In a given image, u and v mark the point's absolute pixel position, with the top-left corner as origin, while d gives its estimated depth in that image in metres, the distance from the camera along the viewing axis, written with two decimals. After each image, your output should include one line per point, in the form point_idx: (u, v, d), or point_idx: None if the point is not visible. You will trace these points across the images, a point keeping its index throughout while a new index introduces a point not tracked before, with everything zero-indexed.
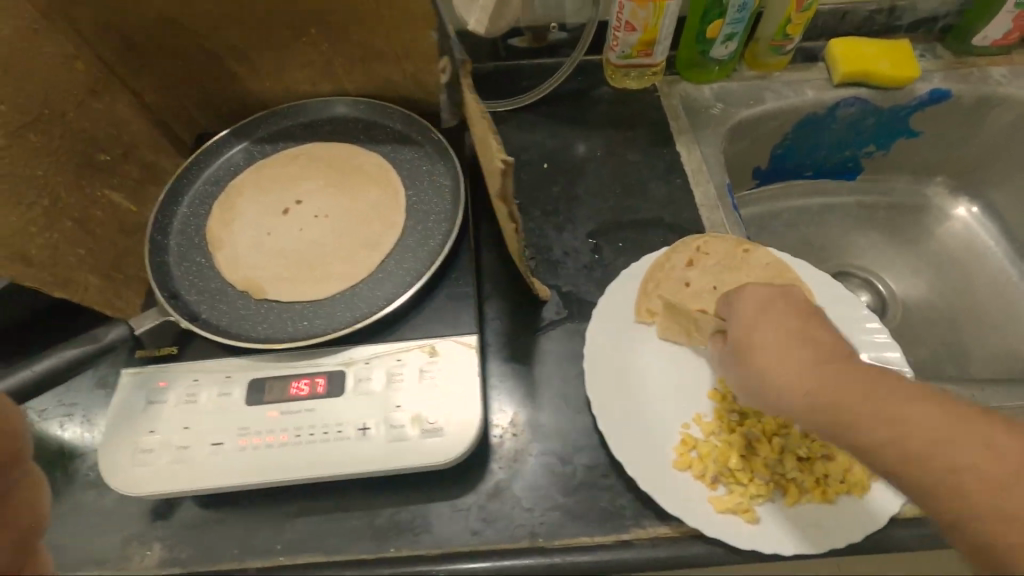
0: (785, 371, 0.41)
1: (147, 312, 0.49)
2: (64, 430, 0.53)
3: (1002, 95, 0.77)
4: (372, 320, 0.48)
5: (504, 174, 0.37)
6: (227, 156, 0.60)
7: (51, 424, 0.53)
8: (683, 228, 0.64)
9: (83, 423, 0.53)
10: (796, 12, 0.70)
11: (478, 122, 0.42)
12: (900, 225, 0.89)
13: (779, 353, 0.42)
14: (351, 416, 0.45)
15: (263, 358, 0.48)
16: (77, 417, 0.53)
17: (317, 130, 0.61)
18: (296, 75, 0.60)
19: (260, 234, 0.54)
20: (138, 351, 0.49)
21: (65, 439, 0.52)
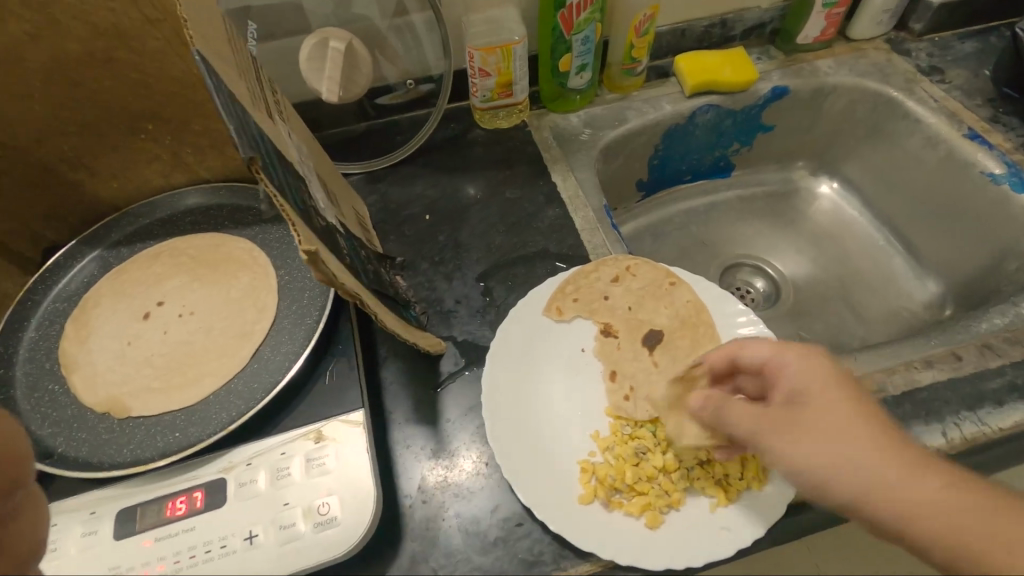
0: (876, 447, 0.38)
1: None
2: None
3: (832, 84, 0.85)
4: (248, 417, 0.45)
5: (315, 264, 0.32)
6: (79, 268, 0.56)
7: None
8: (568, 255, 0.66)
9: None
10: (636, 37, 0.75)
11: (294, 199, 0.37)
12: (780, 212, 0.95)
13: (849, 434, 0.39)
14: (235, 526, 0.41)
15: (133, 481, 0.44)
16: None
17: (178, 223, 0.59)
18: (144, 171, 0.57)
19: (120, 344, 0.50)
20: None
21: None
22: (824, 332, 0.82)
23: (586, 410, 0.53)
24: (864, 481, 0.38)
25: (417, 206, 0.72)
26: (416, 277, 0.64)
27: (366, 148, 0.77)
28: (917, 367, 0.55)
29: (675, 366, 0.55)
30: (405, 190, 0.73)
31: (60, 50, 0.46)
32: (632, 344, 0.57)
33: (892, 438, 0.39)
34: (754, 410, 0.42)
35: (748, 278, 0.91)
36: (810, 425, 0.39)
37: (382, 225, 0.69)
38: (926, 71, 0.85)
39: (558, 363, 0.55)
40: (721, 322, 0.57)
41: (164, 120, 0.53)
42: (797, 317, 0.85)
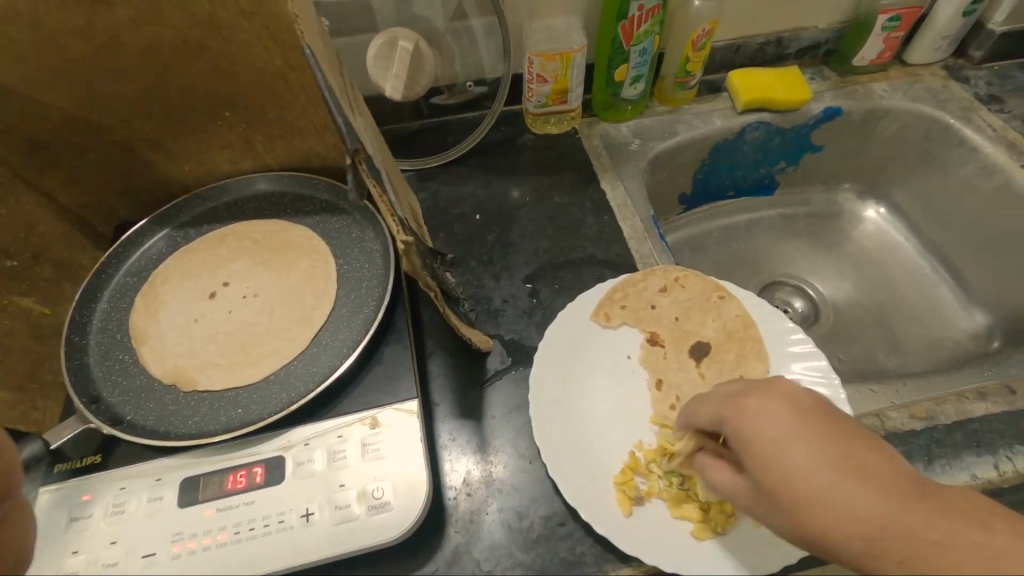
0: (804, 475, 0.35)
1: (67, 421, 0.47)
2: None
3: (886, 107, 0.84)
4: (308, 399, 0.47)
5: None
6: (149, 245, 0.59)
7: None
8: (615, 263, 0.66)
9: None
10: (693, 51, 0.76)
11: None
12: (822, 233, 0.95)
13: (788, 463, 0.36)
14: (293, 503, 0.43)
15: (197, 452, 0.45)
16: None
17: (243, 209, 0.61)
18: (216, 156, 0.60)
19: (186, 320, 0.52)
20: (58, 466, 0.46)
21: None
22: (863, 355, 0.81)
23: (631, 416, 0.53)
24: (821, 491, 0.35)
25: (467, 205, 0.73)
26: (465, 274, 0.65)
27: (419, 146, 0.79)
28: (969, 398, 0.54)
29: (721, 379, 0.55)
30: (455, 189, 0.75)
31: (154, 41, 0.48)
32: (679, 354, 0.57)
33: (822, 451, 0.35)
34: (747, 452, 0.38)
35: (787, 297, 0.90)
36: (778, 463, 0.36)
37: (433, 221, 0.71)
38: (984, 100, 0.84)
39: (604, 368, 0.56)
40: (769, 338, 0.57)
41: (240, 109, 0.56)
42: (836, 340, 0.84)
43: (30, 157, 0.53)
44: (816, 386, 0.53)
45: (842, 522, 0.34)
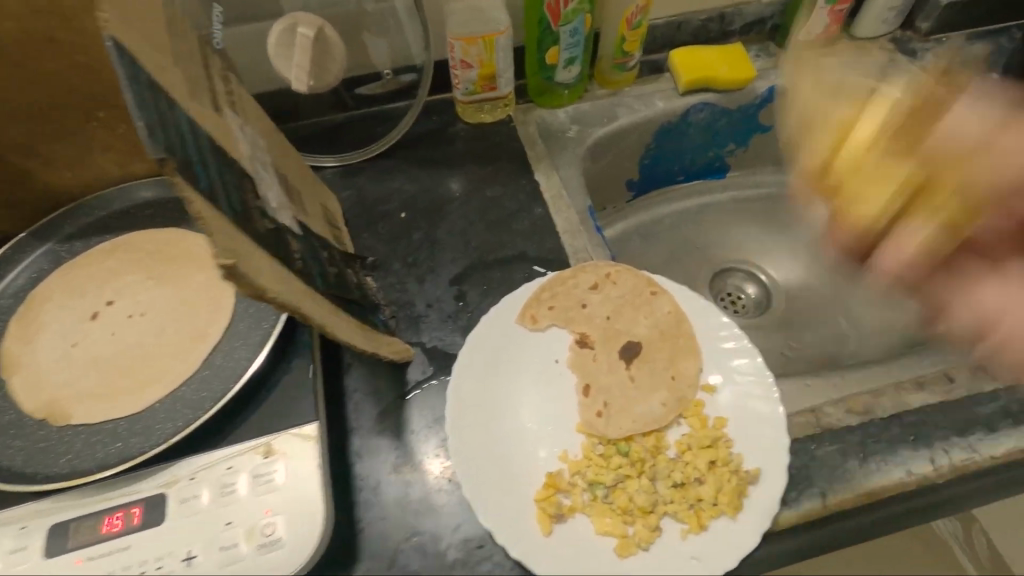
0: None
1: None
2: None
3: (833, 83, 0.81)
4: (192, 429, 0.43)
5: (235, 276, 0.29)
6: (28, 262, 0.53)
7: None
8: (548, 259, 0.63)
9: None
10: (628, 29, 0.72)
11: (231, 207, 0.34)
12: (774, 217, 0.92)
13: None
14: (173, 546, 0.39)
15: (70, 493, 0.41)
16: None
17: (135, 216, 0.56)
18: (101, 160, 0.54)
19: (65, 345, 0.48)
20: None
21: None
22: (813, 342, 0.80)
23: (557, 425, 0.50)
24: None
25: (393, 202, 0.68)
26: (388, 278, 0.61)
27: (343, 139, 0.74)
28: (908, 388, 0.52)
29: (653, 381, 0.52)
30: (381, 185, 0.70)
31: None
32: (610, 356, 0.54)
33: None
34: None
35: (740, 283, 0.89)
36: None
37: (355, 221, 0.66)
38: (931, 73, 0.81)
39: (529, 374, 0.53)
40: (703, 335, 0.54)
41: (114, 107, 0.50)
42: (787, 326, 0.83)
43: None
44: (748, 384, 0.51)
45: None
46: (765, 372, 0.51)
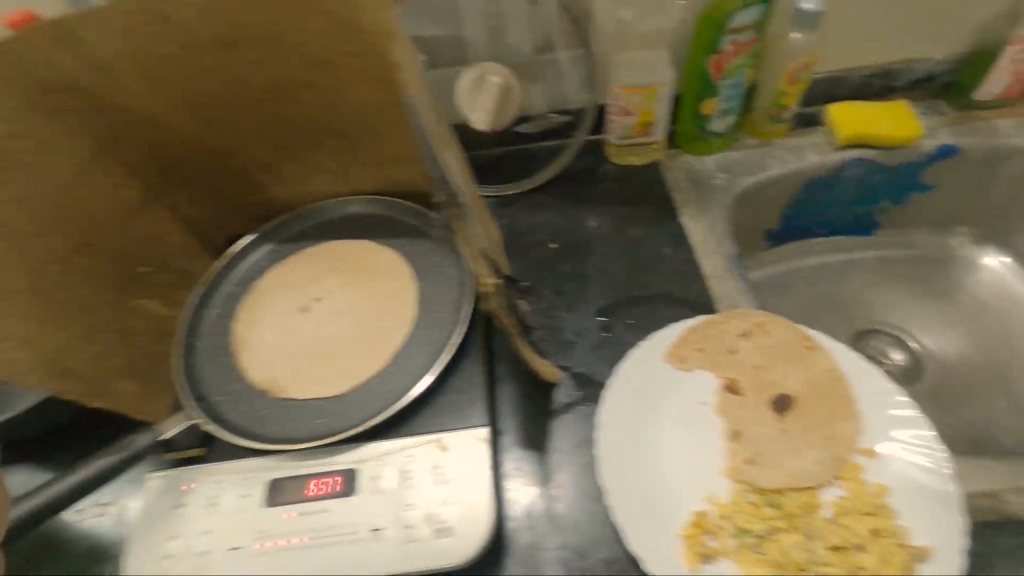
0: None
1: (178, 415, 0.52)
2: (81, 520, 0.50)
3: (1012, 146, 0.77)
4: (383, 417, 0.49)
5: None
6: (254, 259, 0.64)
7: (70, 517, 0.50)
8: (693, 301, 0.64)
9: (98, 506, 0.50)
10: (788, 84, 0.72)
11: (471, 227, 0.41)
12: (926, 280, 0.87)
13: None
14: (364, 517, 0.45)
15: (282, 456, 0.49)
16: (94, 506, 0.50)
17: (337, 228, 0.66)
18: (316, 180, 0.65)
19: (281, 330, 0.57)
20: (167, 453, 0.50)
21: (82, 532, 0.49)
22: (975, 422, 0.73)
23: (703, 466, 0.51)
24: None
25: (544, 234, 0.74)
26: (538, 303, 0.66)
27: (500, 172, 0.81)
28: None
29: (808, 437, 0.51)
30: (533, 217, 0.76)
31: (271, 79, 0.52)
32: (759, 406, 0.53)
33: None
34: None
35: (886, 347, 0.83)
36: None
37: (509, 248, 0.72)
38: None
39: (675, 412, 0.54)
40: (864, 399, 0.53)
41: (341, 139, 0.60)
42: (941, 400, 0.76)
43: (161, 177, 0.59)
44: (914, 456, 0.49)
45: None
46: (941, 449, 0.49)
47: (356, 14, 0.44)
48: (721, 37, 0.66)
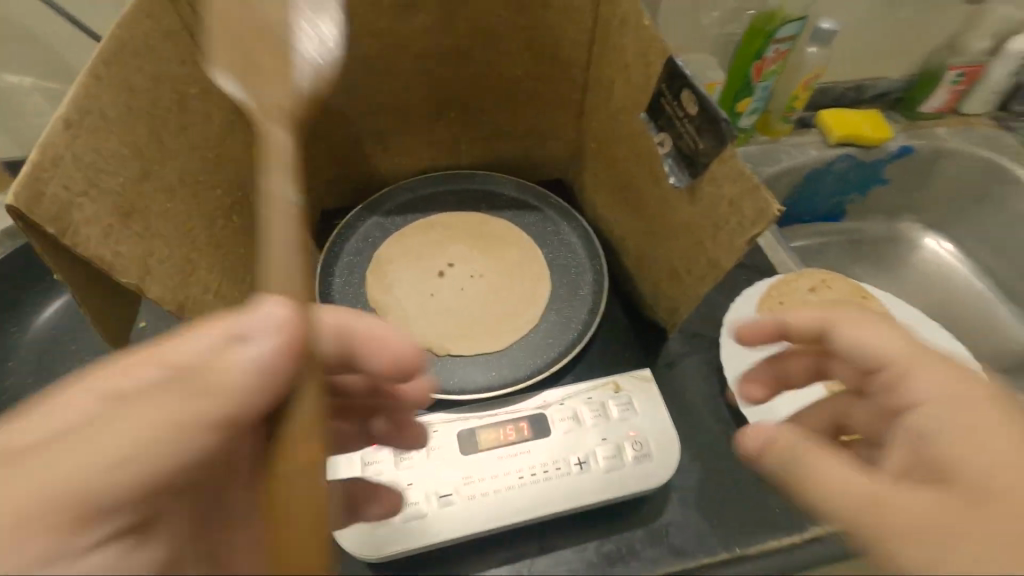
0: None
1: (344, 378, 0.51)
2: None
3: (950, 148, 0.98)
4: (554, 367, 0.53)
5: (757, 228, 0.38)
6: (362, 231, 0.63)
7: None
8: (758, 267, 0.75)
9: None
10: (802, 90, 0.87)
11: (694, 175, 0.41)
12: (886, 258, 1.06)
13: None
14: (565, 454, 0.48)
15: (465, 408, 0.51)
16: None
17: (441, 200, 0.67)
18: (422, 153, 0.66)
19: (422, 296, 0.58)
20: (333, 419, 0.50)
21: None
22: None
23: None
24: None
25: None
26: None
27: None
28: None
29: None
30: None
31: (428, 44, 0.54)
32: None
33: None
34: None
35: None
36: None
37: None
38: None
39: None
40: (914, 335, 0.66)
41: (465, 110, 0.62)
42: None
43: None
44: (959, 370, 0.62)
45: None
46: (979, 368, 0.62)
47: None
48: (767, 46, 0.77)
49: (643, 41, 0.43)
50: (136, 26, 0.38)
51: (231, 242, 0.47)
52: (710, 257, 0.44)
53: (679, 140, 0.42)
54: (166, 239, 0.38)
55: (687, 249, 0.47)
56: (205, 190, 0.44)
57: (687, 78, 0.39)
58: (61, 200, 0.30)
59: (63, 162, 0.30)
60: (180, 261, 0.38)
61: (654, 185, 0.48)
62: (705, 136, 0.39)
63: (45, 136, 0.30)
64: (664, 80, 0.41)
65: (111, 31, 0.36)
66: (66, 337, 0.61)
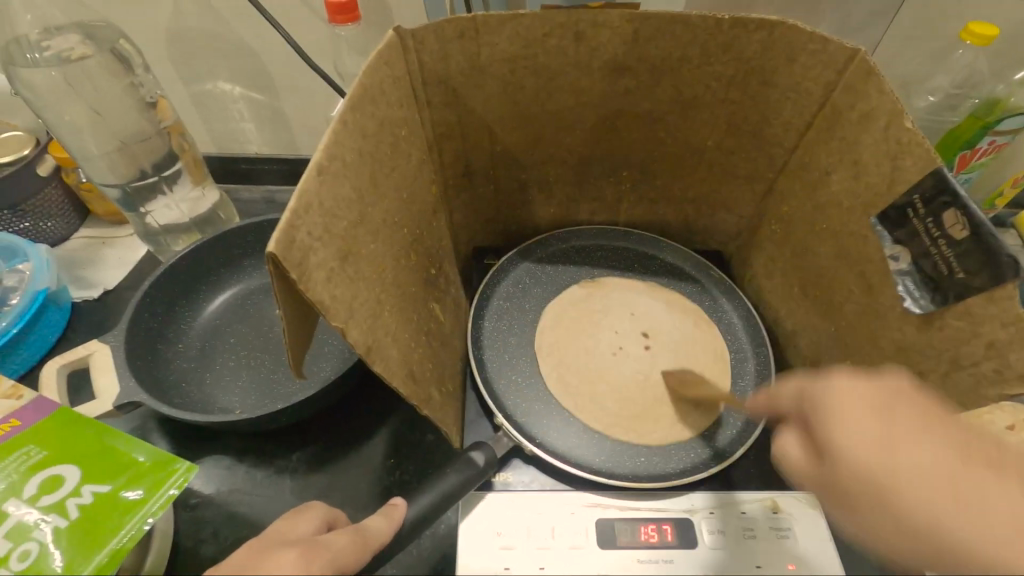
0: None
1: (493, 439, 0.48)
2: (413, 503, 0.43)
3: None
4: (720, 466, 0.48)
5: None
6: (514, 275, 0.62)
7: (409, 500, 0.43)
8: None
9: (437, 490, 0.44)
10: (1011, 186, 0.72)
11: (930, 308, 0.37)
12: None
13: None
14: (712, 572, 0.43)
15: (603, 493, 0.47)
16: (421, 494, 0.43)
17: (592, 255, 0.64)
18: (583, 206, 0.65)
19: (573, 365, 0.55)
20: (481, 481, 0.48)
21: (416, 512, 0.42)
22: None
23: None
24: None
25: None
26: None
27: None
28: None
29: None
30: None
31: (626, 107, 0.52)
32: None
33: None
34: None
35: None
36: None
37: None
38: None
39: None
40: None
41: (640, 172, 0.59)
42: None
43: (458, 179, 0.57)
44: None
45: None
46: None
47: (772, 68, 0.46)
48: (981, 136, 0.60)
49: (896, 143, 0.38)
50: (376, 74, 0.40)
51: (408, 282, 0.47)
52: (929, 392, 0.38)
53: (924, 259, 0.37)
54: (367, 281, 0.38)
55: (898, 375, 0.41)
56: (397, 229, 0.45)
57: (956, 197, 0.35)
58: (305, 246, 0.31)
59: (311, 209, 0.32)
60: (373, 304, 0.39)
61: (865, 295, 0.43)
62: (970, 265, 0.34)
63: (302, 183, 0.31)
64: (919, 191, 0.37)
65: (359, 79, 0.37)
66: (224, 331, 0.65)
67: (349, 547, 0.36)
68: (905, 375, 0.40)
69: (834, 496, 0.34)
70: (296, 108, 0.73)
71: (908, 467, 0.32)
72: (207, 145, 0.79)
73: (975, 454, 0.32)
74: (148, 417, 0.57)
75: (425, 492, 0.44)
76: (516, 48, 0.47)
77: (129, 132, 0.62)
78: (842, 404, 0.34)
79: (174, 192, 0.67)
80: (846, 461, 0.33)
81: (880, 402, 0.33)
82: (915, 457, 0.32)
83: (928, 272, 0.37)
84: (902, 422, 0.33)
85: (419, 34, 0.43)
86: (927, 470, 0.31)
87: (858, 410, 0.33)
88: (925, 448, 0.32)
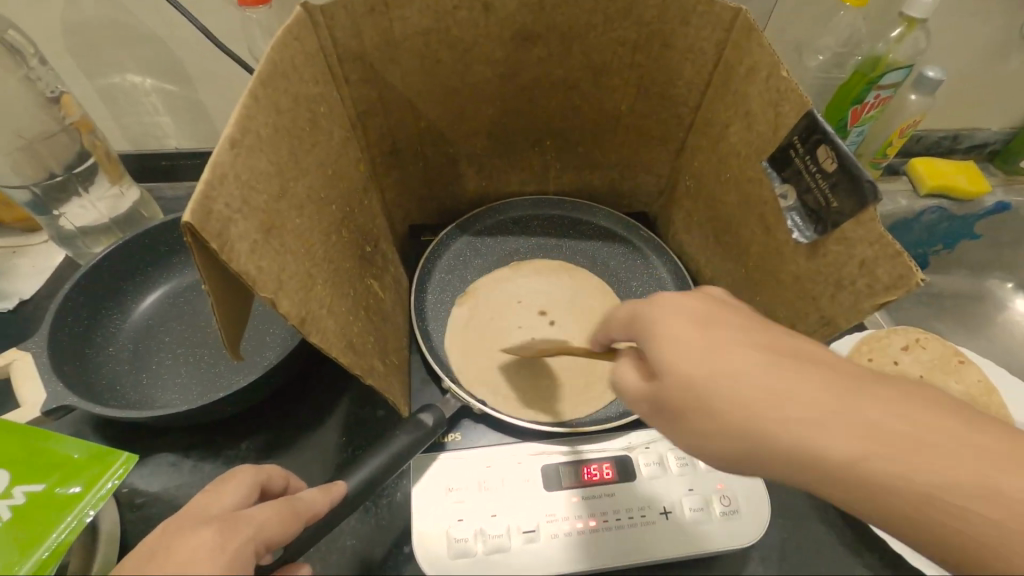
0: None
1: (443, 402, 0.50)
2: (359, 470, 0.44)
3: None
4: None
5: (896, 290, 0.35)
6: (453, 248, 0.64)
7: (359, 466, 0.44)
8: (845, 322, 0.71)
9: (385, 452, 0.45)
10: (898, 136, 0.78)
11: (819, 234, 0.41)
12: (974, 320, 0.87)
13: None
14: (650, 500, 0.47)
15: (550, 441, 0.50)
16: (369, 460, 0.45)
17: (530, 225, 0.67)
18: (513, 177, 0.67)
19: (529, 322, 0.58)
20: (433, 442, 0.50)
21: (362, 478, 0.44)
22: None
23: None
24: None
25: None
26: None
27: None
28: None
29: None
30: None
31: (540, 74, 0.54)
32: None
33: None
34: None
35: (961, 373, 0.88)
36: None
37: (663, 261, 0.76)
38: None
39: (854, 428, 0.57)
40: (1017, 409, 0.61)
41: (562, 140, 0.62)
42: None
43: (385, 157, 0.58)
44: None
45: (960, 473, 0.30)
46: None
47: (670, 31, 0.50)
48: (867, 91, 0.67)
49: (776, 92, 0.43)
50: (285, 49, 0.40)
51: (341, 258, 0.47)
52: (823, 315, 0.42)
53: (807, 195, 0.41)
54: (294, 255, 0.38)
55: (797, 304, 0.45)
56: (325, 206, 0.45)
57: (825, 135, 0.39)
58: (223, 217, 0.31)
59: (227, 180, 0.32)
60: (304, 276, 0.39)
61: (766, 234, 0.47)
62: (840, 194, 0.39)
63: (215, 154, 0.31)
64: (797, 133, 0.41)
65: (267, 54, 0.38)
66: (158, 331, 0.63)
67: (280, 515, 0.36)
68: (799, 302, 0.45)
69: (666, 408, 0.34)
70: (214, 99, 0.72)
71: (726, 371, 0.31)
72: (122, 142, 0.75)
73: (804, 356, 0.31)
74: (81, 422, 0.55)
75: (369, 461, 0.45)
76: (426, 21, 0.48)
77: (32, 130, 0.59)
78: (659, 313, 0.35)
79: (88, 194, 0.65)
80: (680, 363, 0.32)
81: (700, 314, 0.34)
82: (742, 350, 0.31)
83: (813, 204, 0.41)
84: (718, 327, 0.33)
85: (329, 10, 0.44)
86: (742, 369, 0.31)
87: (724, 347, 0.32)
88: (743, 342, 0.32)
